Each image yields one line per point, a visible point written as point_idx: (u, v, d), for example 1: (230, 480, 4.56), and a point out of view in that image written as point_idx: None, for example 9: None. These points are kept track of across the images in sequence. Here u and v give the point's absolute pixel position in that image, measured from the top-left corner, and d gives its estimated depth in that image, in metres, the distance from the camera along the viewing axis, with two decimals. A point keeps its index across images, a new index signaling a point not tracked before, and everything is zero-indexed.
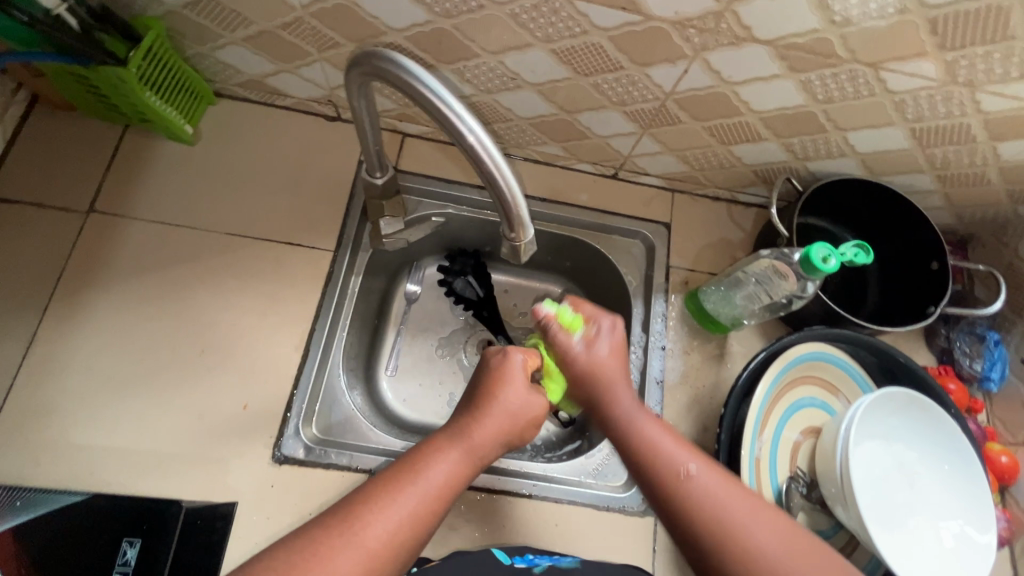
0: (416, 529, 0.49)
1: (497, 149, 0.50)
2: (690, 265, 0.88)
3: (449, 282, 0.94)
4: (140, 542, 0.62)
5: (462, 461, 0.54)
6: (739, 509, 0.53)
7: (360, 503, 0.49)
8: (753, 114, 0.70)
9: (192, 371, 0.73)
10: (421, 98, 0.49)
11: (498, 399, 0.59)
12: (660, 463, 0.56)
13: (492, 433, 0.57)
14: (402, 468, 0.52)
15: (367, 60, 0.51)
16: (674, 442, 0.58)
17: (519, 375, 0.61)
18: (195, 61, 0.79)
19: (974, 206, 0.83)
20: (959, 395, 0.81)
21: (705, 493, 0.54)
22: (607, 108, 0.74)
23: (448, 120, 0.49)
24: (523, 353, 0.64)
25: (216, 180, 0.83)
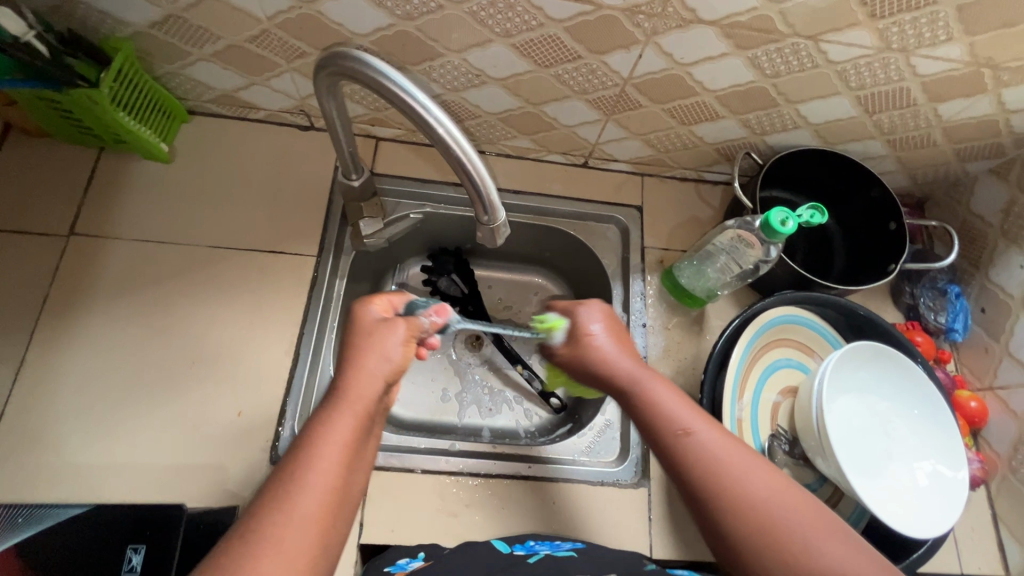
0: (328, 506, 0.48)
1: (470, 143, 0.52)
2: (663, 244, 0.92)
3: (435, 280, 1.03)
4: (145, 548, 0.60)
5: (351, 423, 0.52)
6: (741, 469, 0.52)
7: (263, 502, 0.46)
8: (708, 93, 0.74)
9: (186, 382, 0.74)
10: (396, 99, 0.51)
11: (368, 349, 0.57)
12: (675, 434, 0.56)
13: (366, 384, 0.55)
14: (291, 455, 0.50)
15: (338, 64, 0.52)
16: (683, 407, 0.58)
17: (376, 323, 0.60)
18: (165, 80, 0.81)
19: (925, 166, 0.88)
20: (926, 347, 0.85)
21: (717, 460, 0.53)
22: (571, 97, 0.77)
23: (422, 118, 0.51)
24: (375, 303, 0.62)
25: (197, 195, 0.84)
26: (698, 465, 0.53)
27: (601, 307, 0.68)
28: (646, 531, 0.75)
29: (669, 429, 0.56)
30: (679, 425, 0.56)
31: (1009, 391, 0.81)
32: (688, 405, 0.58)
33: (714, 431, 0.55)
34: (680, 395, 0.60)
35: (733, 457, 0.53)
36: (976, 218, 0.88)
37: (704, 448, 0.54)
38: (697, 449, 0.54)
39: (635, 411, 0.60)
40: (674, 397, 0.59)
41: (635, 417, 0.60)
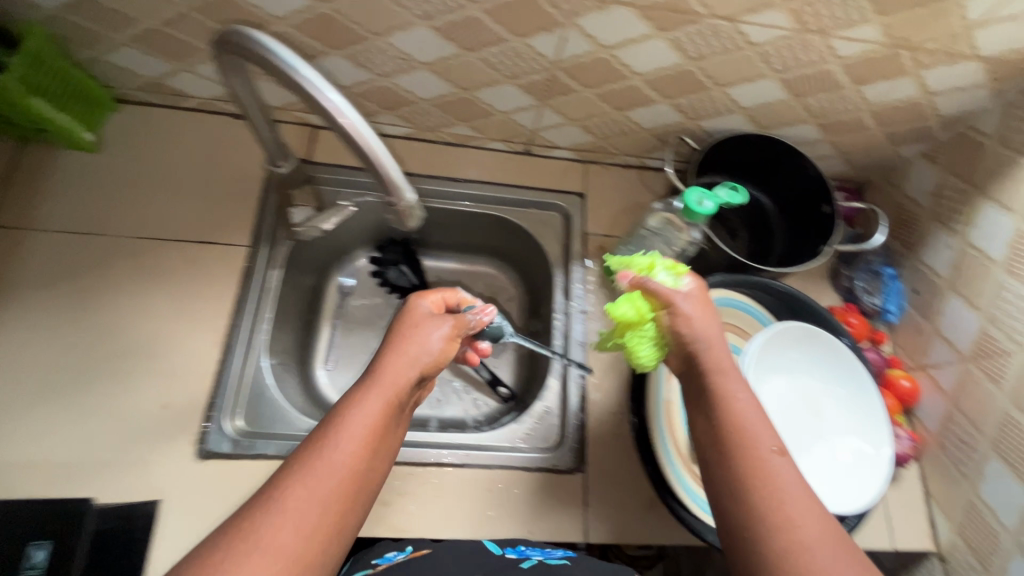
0: (345, 490, 0.47)
1: (375, 134, 0.52)
2: (605, 231, 0.91)
3: (384, 271, 1.05)
4: (49, 545, 0.63)
5: (382, 402, 0.53)
6: (799, 501, 0.47)
7: (281, 477, 0.47)
8: (636, 77, 0.74)
9: (109, 376, 0.72)
10: (303, 87, 0.50)
11: (410, 337, 0.59)
12: (744, 446, 0.50)
13: (401, 365, 0.56)
14: (317, 433, 0.50)
15: (243, 50, 0.51)
16: (761, 422, 0.52)
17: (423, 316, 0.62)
18: (87, 66, 0.79)
19: (860, 150, 0.89)
20: (859, 329, 0.87)
21: (780, 484, 0.48)
22: (502, 82, 0.76)
23: (325, 108, 0.51)
24: (426, 299, 0.66)
25: (122, 185, 0.82)
26: (761, 482, 0.48)
27: (707, 284, 0.62)
28: (582, 517, 0.75)
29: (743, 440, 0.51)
30: (752, 439, 0.51)
31: (938, 370, 0.83)
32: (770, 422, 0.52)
33: (788, 454, 0.50)
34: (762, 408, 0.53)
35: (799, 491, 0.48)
36: (910, 202, 0.90)
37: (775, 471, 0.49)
38: (767, 467, 0.49)
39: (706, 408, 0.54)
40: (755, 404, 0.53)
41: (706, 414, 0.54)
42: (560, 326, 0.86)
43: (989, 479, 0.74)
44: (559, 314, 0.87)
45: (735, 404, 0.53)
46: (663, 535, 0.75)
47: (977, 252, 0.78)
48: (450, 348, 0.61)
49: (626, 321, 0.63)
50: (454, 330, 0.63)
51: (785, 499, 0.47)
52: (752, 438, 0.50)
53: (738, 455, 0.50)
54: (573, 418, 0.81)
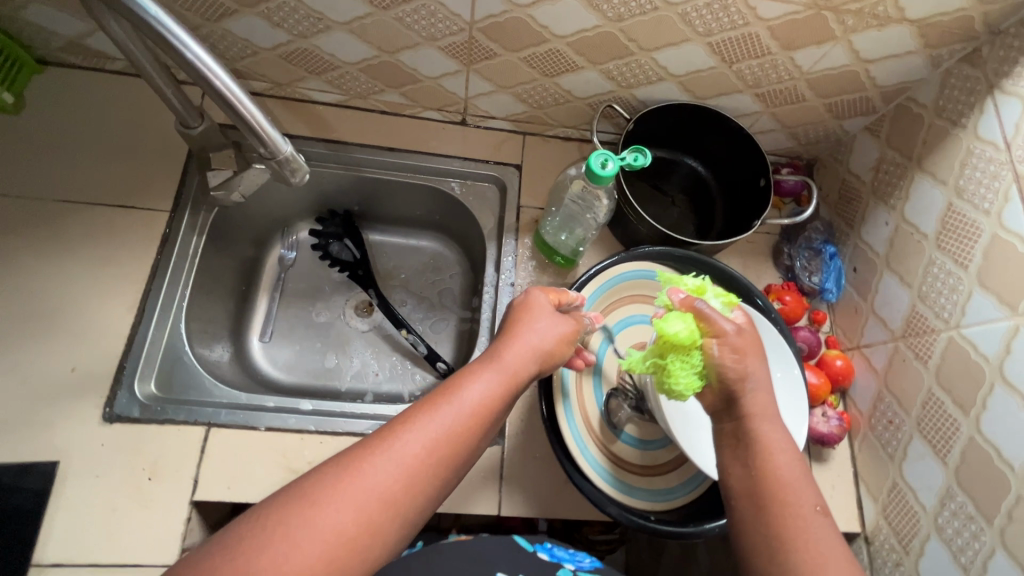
0: (452, 457, 0.47)
1: (252, 100, 0.53)
2: (540, 204, 0.90)
3: (325, 245, 1.04)
4: None
5: (500, 385, 0.52)
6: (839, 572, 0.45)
7: (399, 421, 0.47)
8: (558, 40, 0.72)
9: (17, 337, 0.72)
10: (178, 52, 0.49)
11: (532, 325, 0.58)
12: (784, 503, 0.49)
13: (524, 353, 0.55)
14: (439, 392, 0.51)
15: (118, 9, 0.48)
16: (806, 483, 0.50)
17: (547, 307, 0.60)
18: (4, 25, 0.77)
19: (803, 124, 0.86)
20: (795, 307, 0.84)
21: (821, 556, 0.46)
22: (422, 45, 0.74)
23: (203, 73, 0.50)
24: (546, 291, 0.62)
25: (41, 146, 0.81)
26: (797, 548, 0.46)
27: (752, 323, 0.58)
28: (496, 490, 0.73)
29: (784, 497, 0.49)
30: (794, 494, 0.49)
31: (872, 349, 0.81)
32: (811, 482, 0.50)
33: (829, 516, 0.49)
34: (803, 468, 0.51)
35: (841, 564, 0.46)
36: (853, 177, 0.87)
37: (817, 538, 0.47)
38: (804, 529, 0.47)
39: (744, 461, 0.52)
40: (795, 462, 0.51)
41: (744, 470, 0.51)
42: (488, 300, 0.84)
43: (912, 459, 0.72)
44: (488, 287, 0.85)
45: (775, 457, 0.51)
46: (577, 508, 0.74)
47: (912, 227, 0.76)
48: (563, 348, 0.59)
49: (674, 341, 0.52)
50: (570, 333, 0.60)
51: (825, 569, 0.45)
52: (794, 497, 0.49)
53: (779, 511, 0.48)
54: None
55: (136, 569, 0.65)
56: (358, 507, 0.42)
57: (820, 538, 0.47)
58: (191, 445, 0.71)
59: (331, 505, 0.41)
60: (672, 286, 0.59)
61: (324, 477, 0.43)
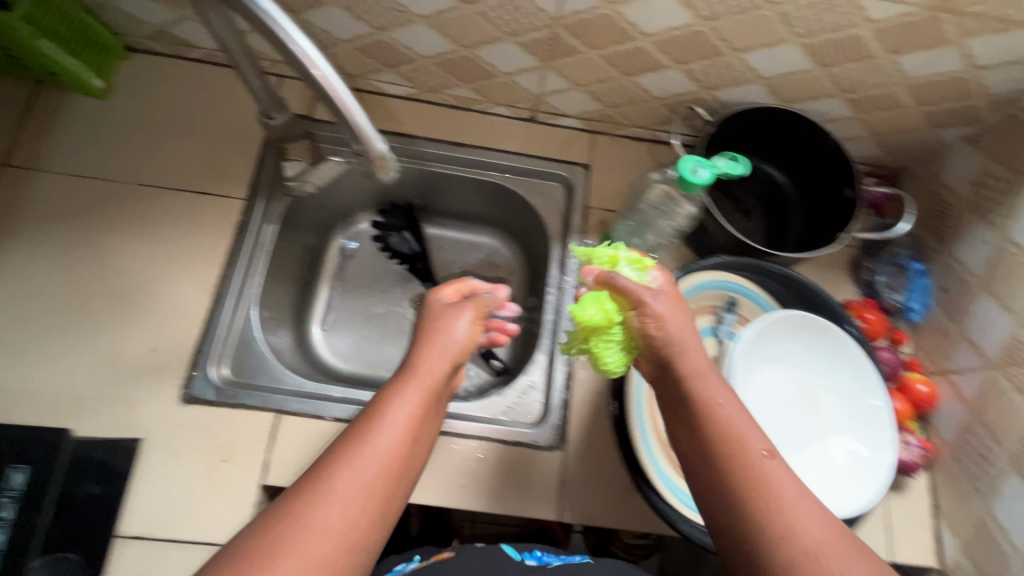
0: (392, 472, 0.48)
1: (354, 98, 0.53)
2: (609, 206, 0.88)
3: (386, 237, 1.05)
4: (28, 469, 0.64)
5: (421, 394, 0.54)
6: (807, 508, 0.44)
7: (330, 459, 0.47)
8: (644, 37, 0.69)
9: (103, 316, 0.75)
10: (284, 46, 0.50)
11: (440, 328, 0.61)
12: (741, 452, 0.47)
13: (436, 355, 0.58)
14: (362, 420, 0.51)
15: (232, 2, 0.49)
16: (749, 427, 0.49)
17: (451, 307, 0.65)
18: (98, 12, 0.80)
19: (895, 133, 0.81)
20: (876, 326, 0.80)
21: (784, 500, 0.44)
22: (502, 40, 0.73)
23: (305, 66, 0.50)
24: (449, 289, 0.67)
25: (126, 131, 0.83)
26: (761, 500, 0.45)
27: (673, 278, 0.58)
28: (558, 495, 0.73)
29: (729, 445, 0.48)
30: (741, 443, 0.48)
31: (961, 375, 0.76)
32: (753, 423, 0.50)
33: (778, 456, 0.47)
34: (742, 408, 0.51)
35: (804, 498, 0.45)
36: (947, 190, 0.82)
37: (774, 481, 0.45)
38: (757, 474, 0.46)
39: (687, 422, 0.51)
40: (736, 408, 0.50)
41: (691, 436, 0.50)
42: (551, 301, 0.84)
43: (1005, 497, 0.67)
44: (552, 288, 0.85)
45: (719, 412, 0.49)
46: (636, 521, 0.72)
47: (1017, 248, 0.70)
48: (475, 336, 0.63)
49: (591, 326, 0.55)
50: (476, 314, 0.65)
51: (792, 510, 0.44)
52: (738, 446, 0.47)
53: (731, 470, 0.46)
54: (559, 395, 0.78)
55: (208, 547, 0.67)
56: (314, 552, 0.41)
57: (781, 482, 0.45)
58: (260, 430, 0.73)
59: (286, 560, 0.40)
60: (587, 262, 0.61)
61: (270, 533, 0.41)
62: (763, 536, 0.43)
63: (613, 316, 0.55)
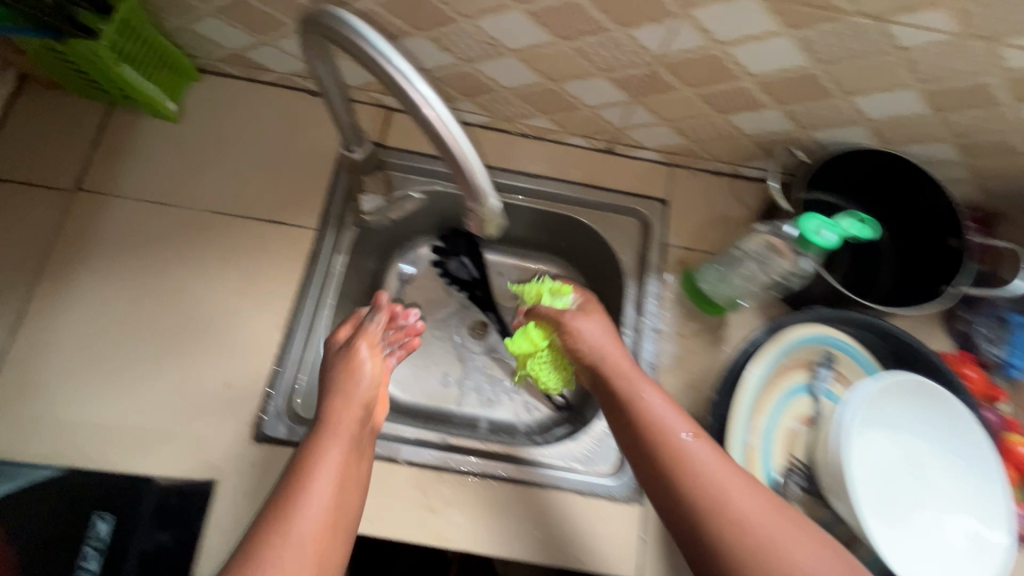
0: (330, 522, 0.55)
1: (476, 154, 0.49)
2: (688, 243, 0.84)
3: (445, 262, 1.03)
4: (111, 519, 0.66)
5: (341, 447, 0.60)
6: (729, 477, 0.54)
7: (262, 536, 0.52)
8: (750, 78, 0.65)
9: (175, 349, 0.74)
10: (401, 93, 0.47)
11: (346, 379, 0.66)
12: (675, 457, 0.56)
13: (349, 406, 0.64)
14: (290, 486, 0.56)
15: (350, 47, 0.47)
16: (675, 415, 0.59)
17: (352, 351, 0.69)
18: (174, 35, 0.78)
19: (1003, 178, 0.76)
20: (979, 384, 0.75)
21: (710, 471, 0.54)
22: (594, 75, 0.69)
23: (423, 115, 0.47)
24: (344, 329, 0.73)
25: (196, 157, 0.81)
26: (692, 476, 0.54)
27: (592, 300, 0.77)
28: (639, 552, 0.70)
29: (659, 435, 0.58)
30: (667, 430, 0.58)
31: None
32: (677, 411, 0.60)
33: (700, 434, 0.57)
34: (669, 400, 0.61)
35: (722, 467, 0.55)
36: None
37: (697, 456, 0.55)
38: (683, 452, 0.56)
39: (625, 423, 0.61)
40: (662, 401, 0.60)
41: (629, 440, 0.60)
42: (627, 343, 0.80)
43: None
44: (627, 329, 0.81)
45: (643, 403, 0.60)
46: None
47: None
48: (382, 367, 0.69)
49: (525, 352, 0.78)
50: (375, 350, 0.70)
51: (718, 480, 0.54)
52: (665, 431, 0.57)
53: (672, 461, 0.56)
54: None
55: None
56: None
57: (703, 460, 0.55)
58: None
59: None
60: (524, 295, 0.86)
61: None
62: (701, 513, 0.53)
63: (540, 340, 0.77)
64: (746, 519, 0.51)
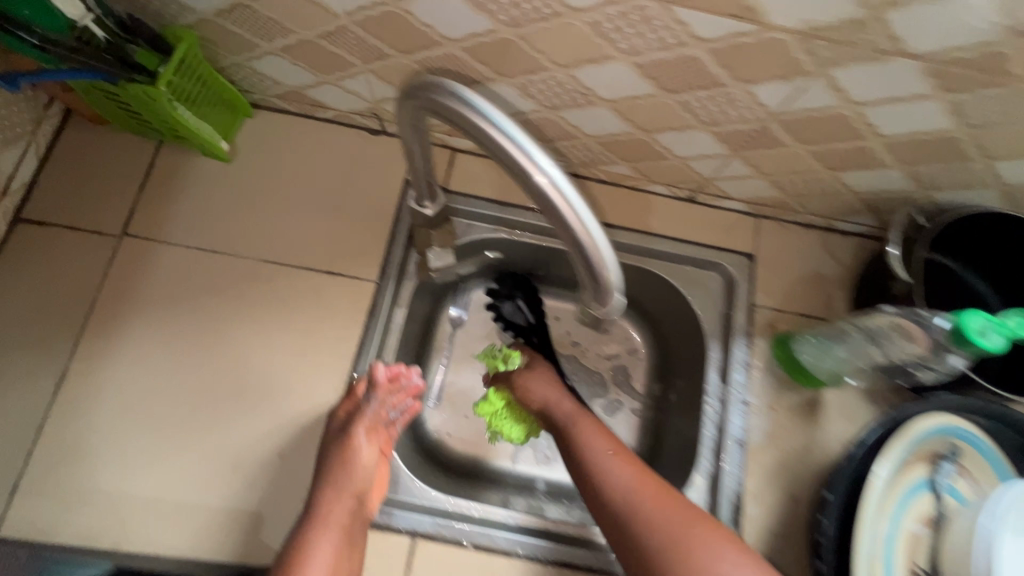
0: None
1: (609, 244, 0.43)
2: (777, 304, 0.77)
3: (497, 305, 0.84)
4: None
5: (333, 539, 0.59)
6: (643, 491, 0.61)
7: None
8: (877, 139, 0.58)
9: (226, 413, 0.68)
10: (526, 179, 0.41)
11: (339, 467, 0.63)
12: (595, 477, 0.64)
13: (336, 497, 0.61)
14: None
15: (464, 127, 0.41)
16: (597, 436, 0.67)
17: (341, 436, 0.65)
18: (230, 72, 0.72)
19: None
20: None
21: (622, 486, 0.62)
22: (694, 128, 0.62)
23: (553, 203, 0.41)
24: (342, 407, 0.67)
25: (248, 200, 0.76)
26: (610, 493, 0.62)
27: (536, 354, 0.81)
28: None
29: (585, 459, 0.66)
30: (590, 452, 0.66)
31: None
32: (605, 433, 0.68)
33: (619, 453, 0.65)
34: (601, 426, 0.68)
35: (638, 481, 0.62)
36: None
37: (613, 474, 0.63)
38: (603, 474, 0.64)
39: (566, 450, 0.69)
40: (592, 426, 0.68)
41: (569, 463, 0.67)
42: (711, 414, 0.73)
43: None
44: (711, 399, 0.74)
45: (580, 425, 0.69)
46: None
47: None
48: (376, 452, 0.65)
49: (487, 415, 0.82)
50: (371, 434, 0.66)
51: (633, 494, 0.61)
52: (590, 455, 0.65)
53: (597, 481, 0.63)
54: None
55: None
56: None
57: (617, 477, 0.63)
58: (397, 557, 0.65)
59: None
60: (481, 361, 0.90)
61: None
62: (623, 525, 0.60)
63: (498, 400, 0.81)
64: (655, 527, 0.59)
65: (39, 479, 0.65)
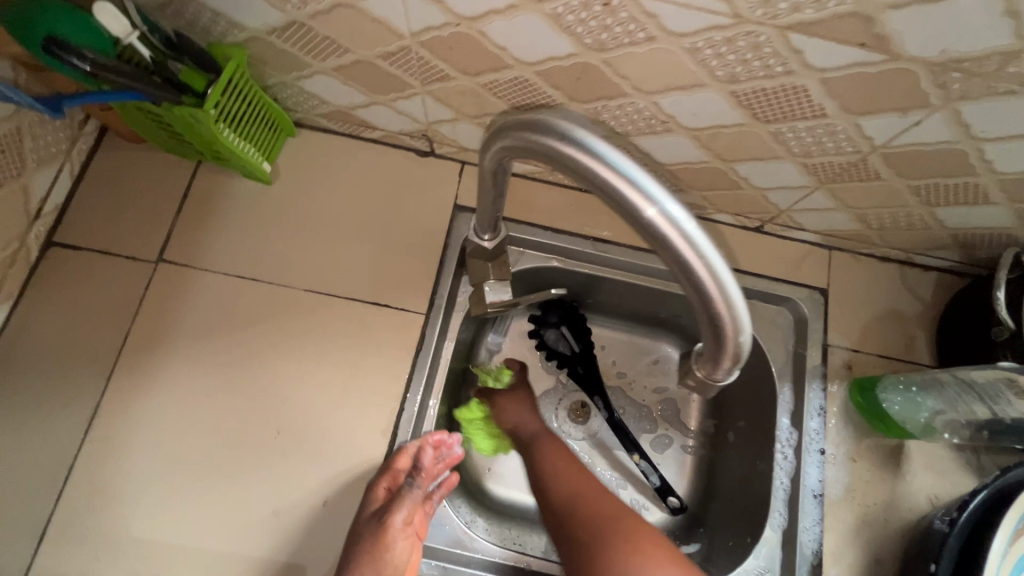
0: None
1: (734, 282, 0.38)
2: (853, 344, 0.72)
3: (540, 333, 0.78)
4: None
5: None
6: (586, 498, 0.60)
7: None
8: (990, 175, 0.53)
9: (265, 455, 0.64)
10: (634, 214, 0.37)
11: (366, 559, 0.56)
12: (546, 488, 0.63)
13: None
14: None
15: (560, 163, 0.38)
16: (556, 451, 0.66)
17: (375, 523, 0.58)
18: (276, 90, 0.68)
19: None
20: None
21: (568, 492, 0.61)
22: (781, 159, 0.57)
23: (664, 238, 0.37)
24: (380, 487, 0.60)
25: (290, 225, 0.71)
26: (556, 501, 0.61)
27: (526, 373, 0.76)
28: None
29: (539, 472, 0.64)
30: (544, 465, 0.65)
31: None
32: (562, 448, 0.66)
33: (572, 463, 0.64)
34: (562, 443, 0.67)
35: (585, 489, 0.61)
36: None
37: (561, 484, 0.62)
38: (554, 486, 0.62)
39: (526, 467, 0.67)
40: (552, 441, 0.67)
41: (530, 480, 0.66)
42: (785, 464, 0.67)
43: None
44: (784, 447, 0.68)
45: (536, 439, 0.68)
46: None
47: None
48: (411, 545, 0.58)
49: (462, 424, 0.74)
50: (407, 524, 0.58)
51: (577, 502, 0.60)
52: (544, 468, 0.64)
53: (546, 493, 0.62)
54: None
55: None
56: None
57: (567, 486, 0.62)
58: None
59: None
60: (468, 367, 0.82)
61: None
62: (569, 534, 0.58)
63: (476, 414, 0.74)
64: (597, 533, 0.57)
65: (69, 524, 0.61)
